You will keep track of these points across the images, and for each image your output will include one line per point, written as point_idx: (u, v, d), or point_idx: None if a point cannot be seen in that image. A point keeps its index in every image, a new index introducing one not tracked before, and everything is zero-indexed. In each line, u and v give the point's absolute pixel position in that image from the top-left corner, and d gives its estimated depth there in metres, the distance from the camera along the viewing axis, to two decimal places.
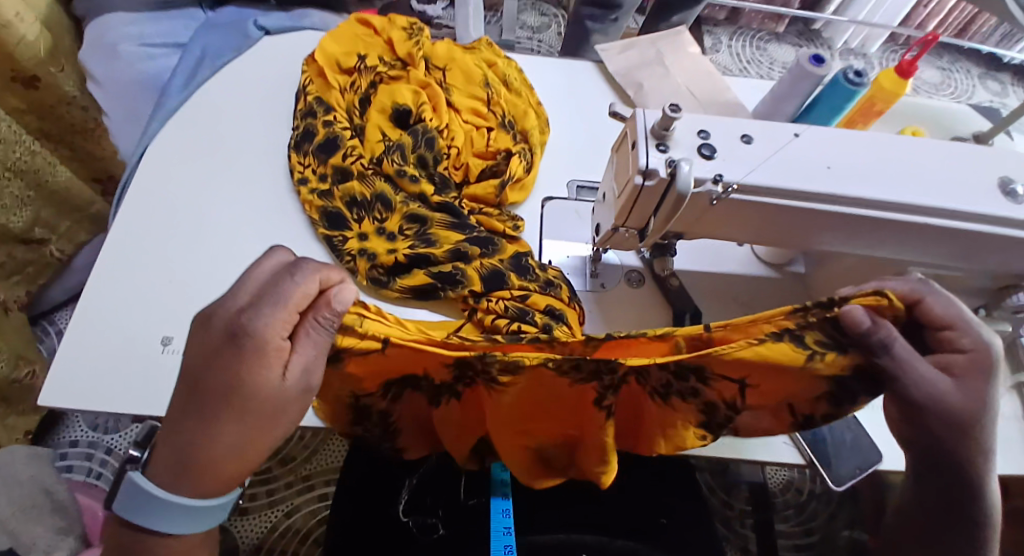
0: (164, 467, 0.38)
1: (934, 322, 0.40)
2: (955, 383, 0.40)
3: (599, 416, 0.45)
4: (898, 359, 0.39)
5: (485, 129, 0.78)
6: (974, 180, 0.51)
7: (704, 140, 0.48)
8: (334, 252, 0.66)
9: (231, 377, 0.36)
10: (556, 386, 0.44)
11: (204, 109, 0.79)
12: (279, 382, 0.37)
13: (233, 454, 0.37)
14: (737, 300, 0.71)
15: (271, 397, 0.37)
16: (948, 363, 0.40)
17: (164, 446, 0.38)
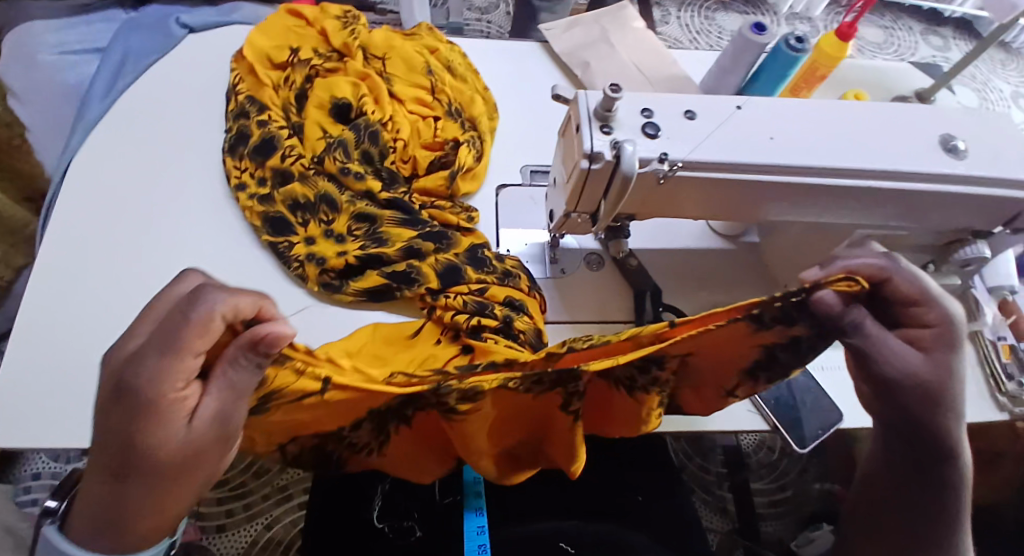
0: (81, 520, 0.37)
1: (902, 299, 0.40)
2: (926, 357, 0.41)
3: (566, 418, 0.44)
4: (868, 337, 0.39)
5: (432, 119, 0.76)
6: (914, 140, 0.51)
7: (647, 119, 0.48)
8: (281, 259, 0.63)
9: (129, 433, 0.33)
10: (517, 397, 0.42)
11: (132, 117, 0.74)
12: (183, 434, 0.34)
13: (149, 507, 0.36)
14: (695, 274, 0.72)
15: (186, 444, 0.34)
16: (916, 338, 0.41)
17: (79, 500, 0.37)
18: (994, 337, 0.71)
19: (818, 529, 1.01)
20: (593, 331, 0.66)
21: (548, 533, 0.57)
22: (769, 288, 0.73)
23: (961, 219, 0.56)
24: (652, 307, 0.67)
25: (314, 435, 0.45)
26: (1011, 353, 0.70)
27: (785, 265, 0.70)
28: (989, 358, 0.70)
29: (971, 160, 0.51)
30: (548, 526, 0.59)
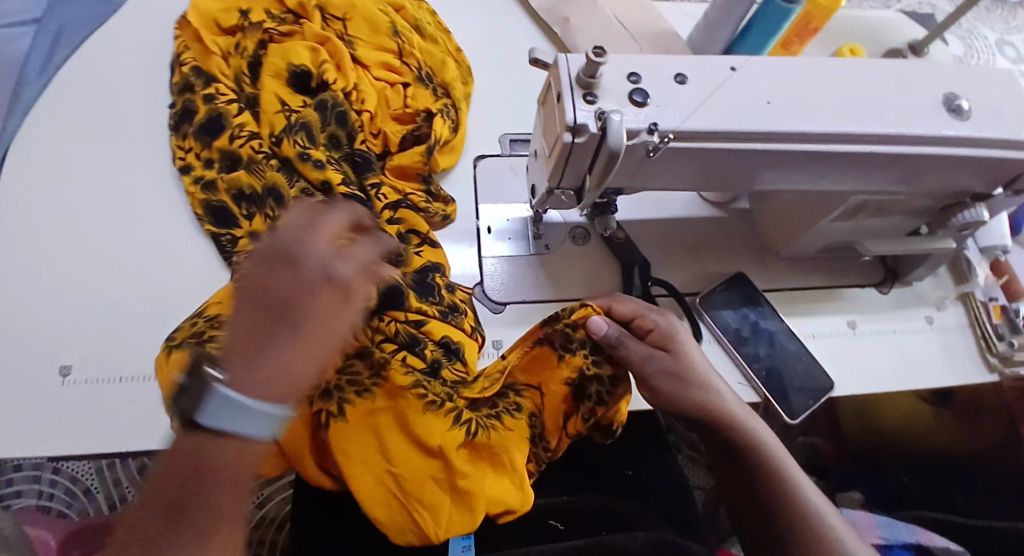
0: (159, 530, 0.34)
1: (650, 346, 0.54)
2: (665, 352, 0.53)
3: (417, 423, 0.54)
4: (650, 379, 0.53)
5: (401, 86, 0.69)
6: (918, 100, 0.48)
7: (635, 85, 0.44)
8: (222, 252, 0.61)
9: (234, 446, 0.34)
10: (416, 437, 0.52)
11: (80, 98, 0.69)
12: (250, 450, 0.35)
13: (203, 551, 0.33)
14: (684, 244, 0.70)
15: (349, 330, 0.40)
16: (657, 341, 0.54)
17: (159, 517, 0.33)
18: (985, 298, 0.71)
19: None
20: None
21: (538, 510, 0.58)
22: (760, 254, 0.71)
23: (960, 182, 0.53)
24: (641, 281, 0.64)
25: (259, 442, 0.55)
26: (1002, 314, 0.69)
27: (775, 232, 0.68)
28: (979, 320, 0.70)
29: (976, 118, 0.48)
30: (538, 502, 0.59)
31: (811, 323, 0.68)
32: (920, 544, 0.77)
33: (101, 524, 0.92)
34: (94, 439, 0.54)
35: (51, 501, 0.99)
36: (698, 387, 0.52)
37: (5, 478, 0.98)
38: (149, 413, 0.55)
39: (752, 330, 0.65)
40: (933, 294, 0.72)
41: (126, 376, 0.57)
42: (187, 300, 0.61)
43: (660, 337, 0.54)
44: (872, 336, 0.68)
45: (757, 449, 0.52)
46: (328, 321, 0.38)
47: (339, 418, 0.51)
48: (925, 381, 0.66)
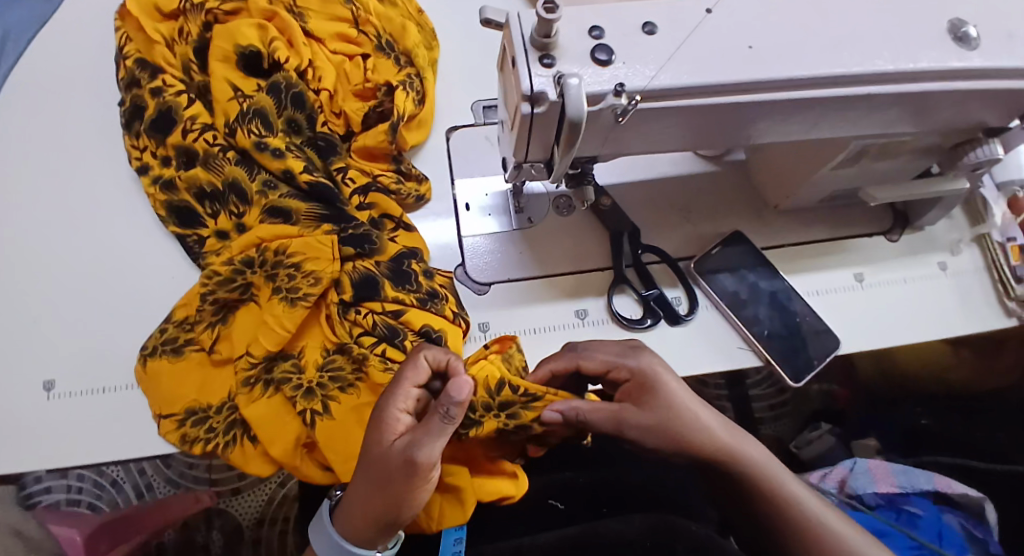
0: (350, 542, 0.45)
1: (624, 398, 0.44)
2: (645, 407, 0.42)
3: None
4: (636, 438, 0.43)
5: (361, 58, 0.65)
6: (920, 29, 0.43)
7: (597, 41, 0.39)
8: (189, 254, 0.59)
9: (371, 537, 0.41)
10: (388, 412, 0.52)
11: (31, 102, 0.66)
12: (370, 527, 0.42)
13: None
14: (675, 205, 0.66)
15: (387, 460, 0.37)
16: (632, 391, 0.44)
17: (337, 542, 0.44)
18: (1003, 239, 0.66)
19: (818, 430, 0.95)
20: (569, 282, 0.61)
21: (538, 490, 0.56)
22: (757, 209, 0.67)
23: (971, 117, 0.48)
24: (630, 249, 0.61)
25: (227, 433, 0.52)
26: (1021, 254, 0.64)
27: (774, 185, 0.64)
28: (996, 262, 0.65)
29: (987, 46, 0.43)
30: (540, 482, 0.57)
31: (816, 278, 0.64)
32: (937, 491, 0.74)
33: (125, 516, 0.96)
34: (84, 452, 0.53)
35: (79, 494, 0.97)
36: (686, 438, 0.42)
37: (33, 477, 0.95)
38: (135, 422, 0.54)
39: (751, 291, 0.62)
40: (947, 238, 0.68)
41: (109, 386, 0.55)
42: (160, 306, 0.58)
43: (636, 388, 0.43)
44: (881, 287, 0.65)
45: (756, 481, 0.44)
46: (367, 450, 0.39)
47: (324, 416, 0.51)
48: (941, 331, 0.63)
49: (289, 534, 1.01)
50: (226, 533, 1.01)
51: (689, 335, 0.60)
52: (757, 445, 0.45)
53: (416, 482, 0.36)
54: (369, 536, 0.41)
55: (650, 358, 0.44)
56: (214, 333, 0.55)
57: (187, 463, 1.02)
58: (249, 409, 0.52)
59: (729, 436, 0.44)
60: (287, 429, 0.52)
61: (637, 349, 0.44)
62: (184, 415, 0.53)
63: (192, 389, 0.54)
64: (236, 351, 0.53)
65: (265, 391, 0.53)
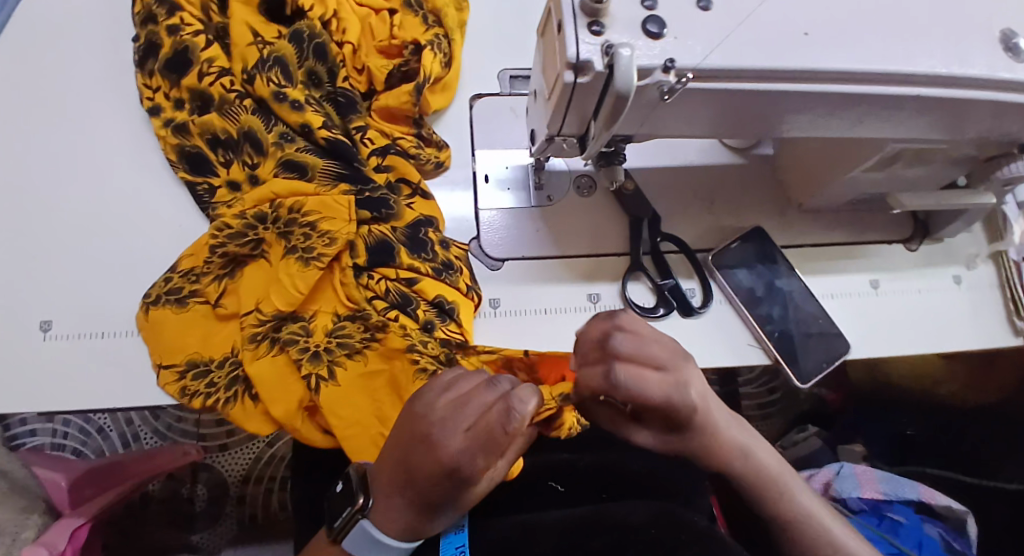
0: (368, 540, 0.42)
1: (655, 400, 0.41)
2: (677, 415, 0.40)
3: (399, 370, 0.50)
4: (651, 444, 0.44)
5: (387, 13, 0.63)
6: (975, 32, 0.41)
7: (650, 12, 0.37)
8: (198, 203, 0.57)
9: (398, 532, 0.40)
10: (395, 383, 0.50)
11: (40, 30, 0.63)
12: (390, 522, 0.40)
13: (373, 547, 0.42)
14: (698, 195, 0.65)
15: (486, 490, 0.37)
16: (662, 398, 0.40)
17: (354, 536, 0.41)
18: (1018, 258, 0.65)
19: (805, 432, 0.95)
20: (584, 265, 0.60)
21: (539, 471, 0.56)
22: (779, 207, 0.66)
23: (1010, 131, 0.47)
24: (649, 236, 0.60)
25: (229, 389, 0.51)
26: None
27: (799, 183, 0.63)
28: (1010, 280, 0.65)
29: None
30: (540, 463, 0.57)
31: (830, 281, 0.64)
32: (920, 500, 0.75)
33: (114, 464, 0.91)
34: (81, 397, 0.52)
35: (65, 439, 0.99)
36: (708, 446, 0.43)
37: (21, 417, 0.97)
38: (134, 371, 0.53)
39: (766, 289, 0.61)
40: (965, 251, 0.67)
41: (108, 331, 0.54)
42: (163, 255, 0.57)
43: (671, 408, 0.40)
44: (894, 295, 0.64)
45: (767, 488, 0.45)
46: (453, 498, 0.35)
47: (329, 382, 0.50)
48: (949, 345, 0.62)
49: (274, 495, 1.01)
50: (212, 488, 1.01)
51: (701, 328, 0.59)
52: (769, 452, 0.46)
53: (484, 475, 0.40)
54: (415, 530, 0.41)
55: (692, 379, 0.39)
56: (221, 287, 0.54)
57: (176, 416, 1.02)
58: (252, 367, 0.51)
59: (745, 443, 0.45)
60: (290, 391, 0.51)
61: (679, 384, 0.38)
62: (186, 367, 0.52)
63: (195, 341, 0.53)
64: (245, 307, 0.52)
65: (271, 349, 0.51)
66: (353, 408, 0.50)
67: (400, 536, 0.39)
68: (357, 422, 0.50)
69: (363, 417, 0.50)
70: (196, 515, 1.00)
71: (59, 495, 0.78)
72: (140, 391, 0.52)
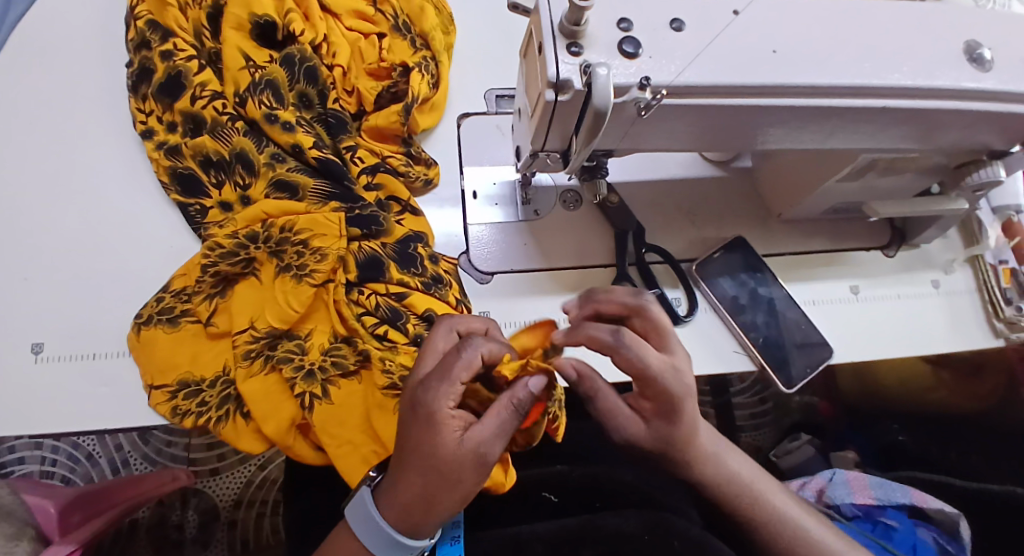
0: (377, 536, 0.40)
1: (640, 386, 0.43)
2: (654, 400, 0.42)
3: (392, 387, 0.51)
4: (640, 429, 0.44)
5: (376, 37, 0.65)
6: (938, 46, 0.43)
7: (625, 33, 0.39)
8: (191, 224, 0.58)
9: (400, 520, 0.39)
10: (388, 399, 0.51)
11: (31, 57, 0.64)
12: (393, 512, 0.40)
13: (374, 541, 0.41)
14: (681, 207, 0.66)
15: (457, 459, 0.36)
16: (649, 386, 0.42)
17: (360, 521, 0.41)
18: (995, 261, 0.67)
19: (798, 441, 0.98)
20: (572, 277, 0.61)
21: (531, 483, 0.56)
22: (760, 217, 0.68)
23: (977, 139, 0.49)
24: (635, 248, 0.61)
25: (219, 409, 0.51)
26: (1011, 278, 0.66)
27: (778, 194, 0.65)
28: (987, 283, 0.67)
29: (1000, 70, 0.44)
30: (534, 475, 0.57)
31: (813, 288, 0.65)
32: (913, 504, 0.75)
33: (102, 488, 0.87)
34: (73, 418, 0.52)
35: (54, 467, 0.98)
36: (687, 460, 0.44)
37: (7, 445, 0.97)
38: (126, 390, 0.53)
39: (751, 297, 0.62)
40: (941, 257, 0.69)
41: (100, 352, 0.54)
42: (154, 276, 0.57)
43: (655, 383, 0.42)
44: (875, 300, 0.66)
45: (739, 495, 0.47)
46: (417, 445, 0.37)
47: (323, 400, 0.51)
48: (930, 347, 0.64)
49: (267, 519, 1.00)
50: (202, 513, 1.00)
51: (688, 336, 0.60)
52: (741, 461, 0.48)
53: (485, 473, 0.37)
54: (419, 530, 0.39)
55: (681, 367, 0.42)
56: (212, 306, 0.54)
57: (165, 440, 1.01)
58: (243, 387, 0.51)
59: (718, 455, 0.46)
60: (282, 409, 0.51)
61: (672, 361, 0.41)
62: (178, 386, 0.52)
63: (186, 360, 0.53)
64: (237, 325, 0.52)
65: (263, 367, 0.52)
66: (345, 426, 0.51)
67: (398, 515, 0.39)
68: (350, 440, 0.50)
69: (355, 435, 0.50)
70: (186, 542, 0.98)
71: (47, 522, 0.76)
72: (131, 411, 0.53)
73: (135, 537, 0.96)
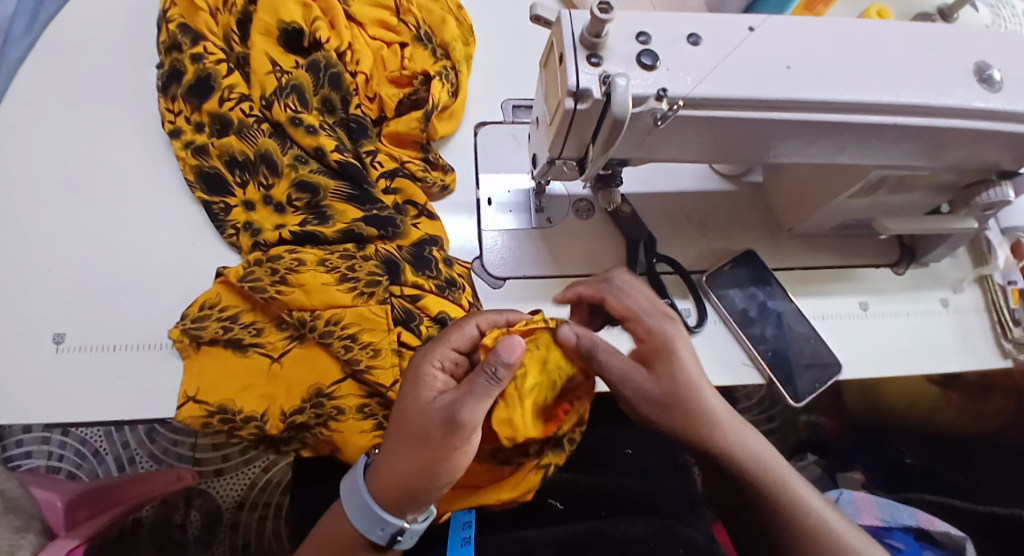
0: (360, 512, 0.42)
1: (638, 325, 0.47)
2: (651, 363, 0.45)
3: None
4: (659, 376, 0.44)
5: (398, 46, 0.67)
6: (947, 64, 0.44)
7: (643, 46, 0.41)
8: (213, 221, 0.60)
9: (382, 493, 0.40)
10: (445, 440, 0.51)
11: (66, 59, 0.66)
12: (377, 487, 0.41)
13: (358, 522, 0.42)
14: (692, 220, 0.67)
15: (432, 418, 0.38)
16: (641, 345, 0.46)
17: (349, 502, 0.43)
18: (1003, 281, 0.67)
19: (805, 460, 0.98)
20: None
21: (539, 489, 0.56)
22: (770, 231, 0.69)
23: (985, 158, 0.50)
24: (646, 257, 0.62)
25: (260, 430, 0.52)
26: (1019, 298, 0.66)
27: (788, 208, 0.65)
28: (997, 303, 0.67)
29: (1010, 89, 0.45)
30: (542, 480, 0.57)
31: (821, 303, 0.66)
32: (920, 526, 0.74)
33: (106, 485, 0.89)
34: (94, 409, 0.53)
35: (61, 461, 0.99)
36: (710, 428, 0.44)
37: (16, 439, 0.98)
38: (144, 383, 0.54)
39: (760, 310, 0.63)
40: (951, 276, 0.69)
41: (119, 344, 0.55)
42: (174, 272, 0.59)
43: (648, 350, 0.45)
44: (884, 317, 0.66)
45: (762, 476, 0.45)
46: (405, 409, 0.40)
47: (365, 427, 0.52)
48: (939, 366, 0.64)
49: (269, 522, 1.00)
50: (205, 514, 1.00)
51: (697, 348, 0.61)
52: (760, 442, 0.46)
53: (456, 444, 0.37)
54: (401, 506, 0.40)
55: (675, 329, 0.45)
56: (256, 329, 0.54)
57: (171, 439, 1.02)
58: (290, 409, 0.52)
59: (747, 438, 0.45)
60: (328, 435, 0.53)
61: (666, 317, 0.46)
62: (216, 405, 0.52)
63: (225, 381, 0.53)
64: (285, 350, 0.54)
65: (310, 393, 0.53)
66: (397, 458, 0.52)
67: (382, 486, 0.40)
68: None
69: None
70: (188, 542, 0.98)
71: (54, 516, 0.78)
72: (148, 403, 0.54)
73: (138, 534, 0.97)
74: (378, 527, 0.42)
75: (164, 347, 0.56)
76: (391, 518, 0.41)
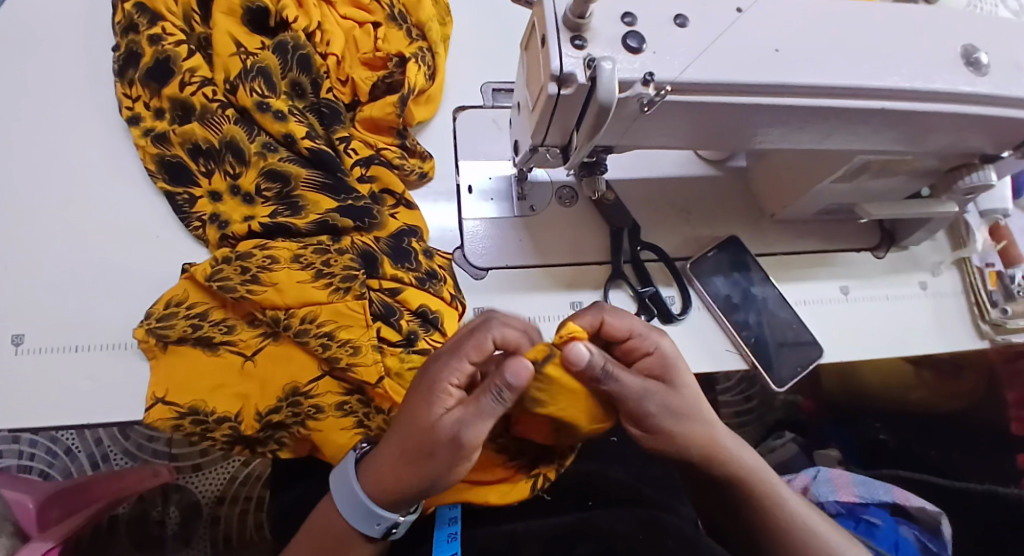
0: (353, 505, 0.42)
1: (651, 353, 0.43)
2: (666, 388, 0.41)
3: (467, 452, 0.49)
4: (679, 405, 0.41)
5: (371, 26, 0.63)
6: (934, 48, 0.44)
7: (629, 28, 0.39)
8: (178, 213, 0.57)
9: (377, 489, 0.40)
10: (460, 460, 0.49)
11: (15, 39, 0.62)
12: (372, 484, 0.40)
13: (348, 515, 0.42)
14: (675, 206, 0.66)
15: (433, 433, 0.36)
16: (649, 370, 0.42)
17: (342, 493, 0.42)
18: (981, 264, 0.69)
19: (782, 438, 0.95)
20: (567, 274, 0.61)
21: None
22: (753, 217, 0.68)
23: (968, 143, 0.50)
24: (630, 245, 0.61)
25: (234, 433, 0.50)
26: (997, 280, 0.68)
27: (772, 194, 0.65)
28: (974, 285, 0.68)
29: (996, 74, 0.44)
30: None
31: (804, 289, 0.66)
32: (895, 502, 0.76)
33: (80, 484, 0.85)
34: (58, 412, 0.51)
35: (32, 461, 0.94)
36: (711, 457, 0.44)
37: None
38: (111, 385, 0.52)
39: (743, 296, 0.63)
40: (930, 259, 0.70)
41: (81, 344, 0.52)
42: (139, 268, 0.56)
43: (659, 364, 0.42)
44: (866, 302, 0.66)
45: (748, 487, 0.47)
46: (407, 416, 0.38)
47: (345, 425, 0.51)
48: (919, 348, 0.65)
49: (249, 516, 0.98)
50: (182, 510, 0.98)
51: (681, 335, 0.60)
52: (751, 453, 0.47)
53: (459, 460, 0.36)
54: (397, 502, 0.40)
55: (677, 375, 0.42)
56: (223, 328, 0.52)
57: (146, 435, 0.99)
58: (266, 409, 0.50)
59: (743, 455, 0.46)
60: (306, 435, 0.51)
61: (659, 331, 0.44)
62: (188, 407, 0.50)
63: (195, 382, 0.50)
64: (257, 348, 0.51)
65: (284, 393, 0.51)
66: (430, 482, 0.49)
67: (378, 484, 0.40)
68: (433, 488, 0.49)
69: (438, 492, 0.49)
70: (167, 539, 0.96)
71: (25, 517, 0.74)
72: (116, 406, 0.51)
73: (113, 534, 0.94)
74: (374, 521, 0.42)
75: (129, 346, 0.53)
76: (386, 513, 0.41)
